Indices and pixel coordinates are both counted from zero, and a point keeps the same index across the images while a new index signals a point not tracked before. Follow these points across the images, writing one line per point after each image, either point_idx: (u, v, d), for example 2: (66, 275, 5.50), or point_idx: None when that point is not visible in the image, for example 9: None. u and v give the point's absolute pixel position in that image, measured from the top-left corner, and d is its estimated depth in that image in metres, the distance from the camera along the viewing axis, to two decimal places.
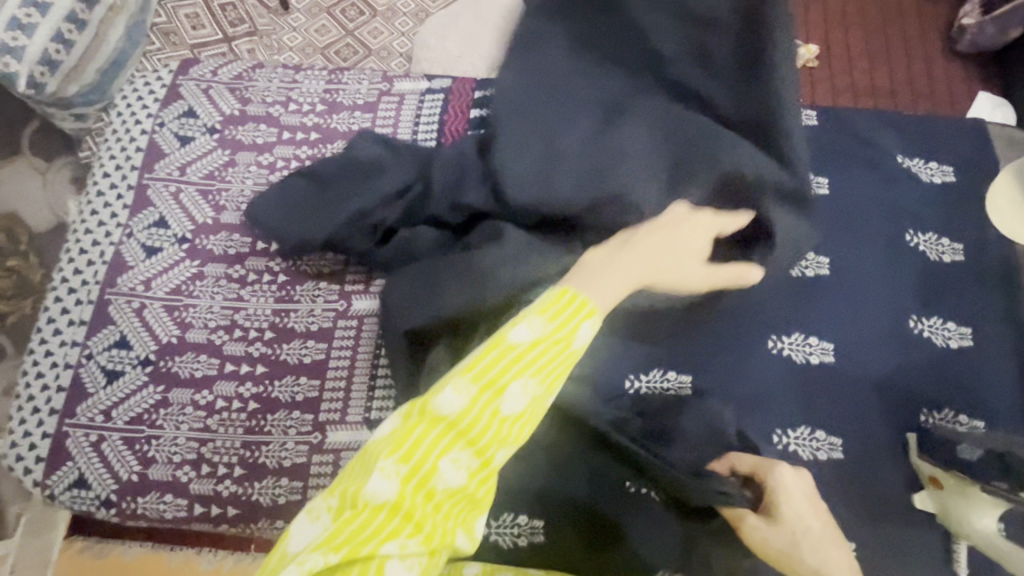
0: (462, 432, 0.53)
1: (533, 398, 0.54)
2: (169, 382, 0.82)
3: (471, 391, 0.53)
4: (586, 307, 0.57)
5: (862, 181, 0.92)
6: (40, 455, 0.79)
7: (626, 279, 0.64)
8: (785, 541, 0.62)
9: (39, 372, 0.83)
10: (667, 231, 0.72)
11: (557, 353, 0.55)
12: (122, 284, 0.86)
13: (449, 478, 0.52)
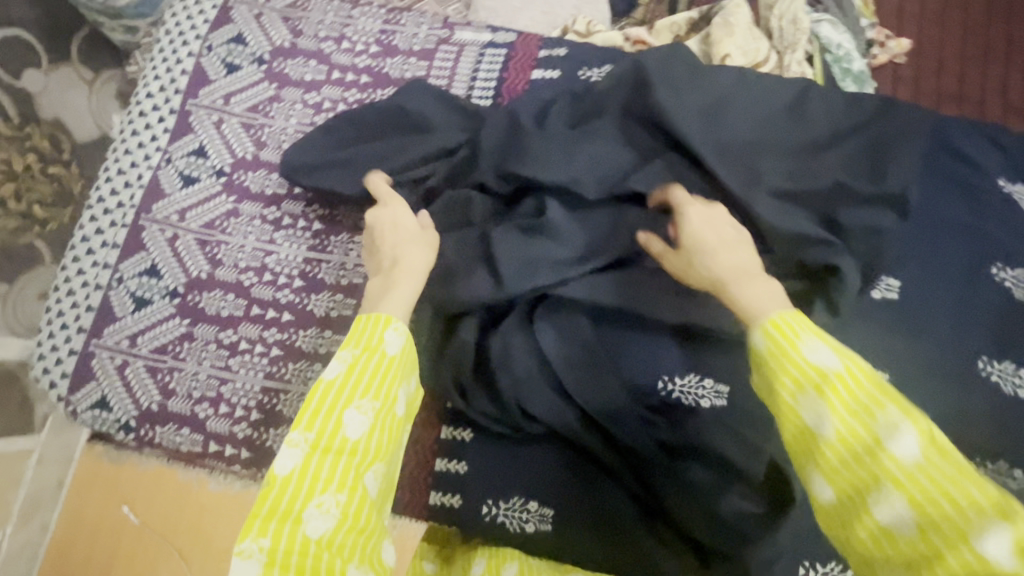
0: (315, 477, 0.54)
1: (374, 411, 0.58)
2: (196, 317, 0.81)
3: (308, 437, 0.55)
4: (385, 319, 0.62)
5: (951, 201, 0.83)
6: (65, 372, 0.80)
7: (405, 294, 0.66)
8: (685, 262, 0.64)
9: (69, 289, 0.82)
10: (382, 237, 0.72)
11: (377, 365, 0.59)
12: (156, 211, 0.84)
13: (319, 525, 0.52)
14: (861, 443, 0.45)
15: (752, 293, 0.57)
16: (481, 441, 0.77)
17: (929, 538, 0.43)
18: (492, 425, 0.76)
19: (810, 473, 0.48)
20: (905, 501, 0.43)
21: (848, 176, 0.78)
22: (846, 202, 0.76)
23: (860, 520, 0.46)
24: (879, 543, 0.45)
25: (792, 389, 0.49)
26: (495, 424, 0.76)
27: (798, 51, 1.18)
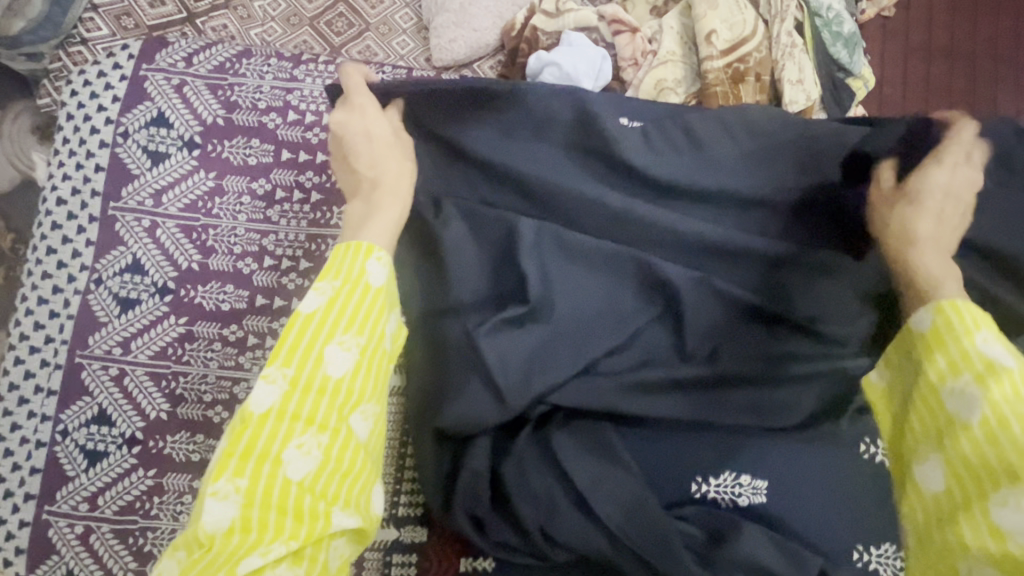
0: (296, 417, 0.44)
1: (360, 347, 0.48)
2: (162, 466, 0.70)
3: (287, 373, 0.45)
4: (366, 247, 0.51)
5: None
6: (18, 548, 0.69)
7: (390, 218, 0.56)
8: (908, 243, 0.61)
9: (7, 449, 0.71)
10: (359, 148, 0.62)
11: (362, 299, 0.49)
12: (94, 345, 0.71)
13: (299, 467, 0.43)
14: (1009, 427, 0.40)
15: (922, 257, 0.59)
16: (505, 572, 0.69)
17: (1000, 423, 0.41)
18: (513, 558, 0.68)
19: (923, 448, 0.46)
20: (983, 396, 0.42)
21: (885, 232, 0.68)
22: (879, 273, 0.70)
23: (962, 506, 0.42)
24: (931, 416, 0.45)
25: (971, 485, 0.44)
26: (517, 556, 0.67)
27: (788, 20, 1.03)
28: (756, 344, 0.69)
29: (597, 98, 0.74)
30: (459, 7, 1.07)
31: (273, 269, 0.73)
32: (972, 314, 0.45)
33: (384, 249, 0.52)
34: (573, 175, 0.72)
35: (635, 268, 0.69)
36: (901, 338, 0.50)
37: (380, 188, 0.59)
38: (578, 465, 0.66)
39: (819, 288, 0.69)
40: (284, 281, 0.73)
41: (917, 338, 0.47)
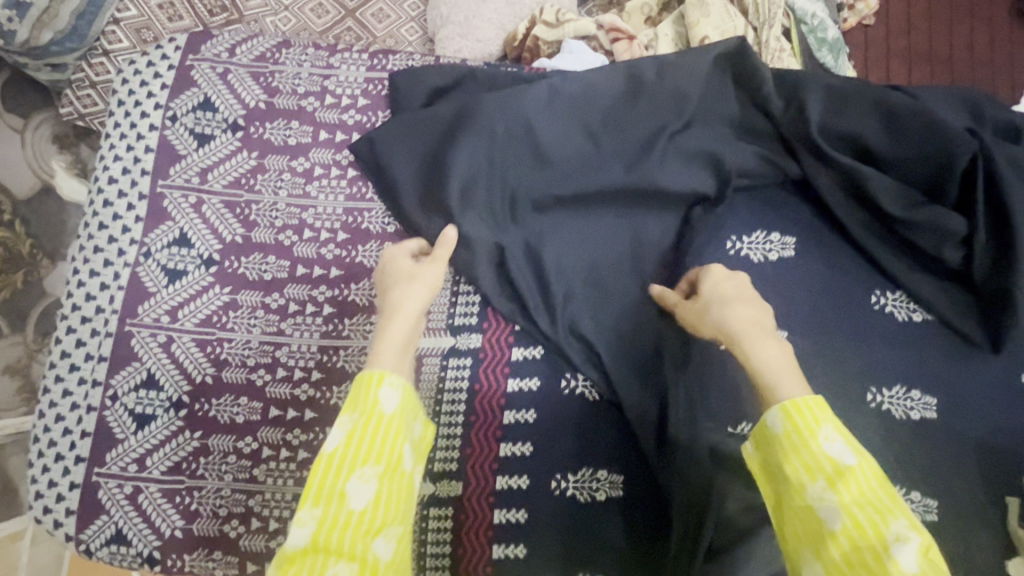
0: (356, 443, 0.50)
1: (404, 386, 0.53)
2: (208, 428, 0.74)
3: (316, 513, 0.47)
4: (378, 374, 0.53)
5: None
6: (69, 509, 0.72)
7: (411, 306, 0.61)
8: (700, 307, 0.64)
9: (58, 415, 0.74)
10: (387, 280, 0.65)
11: (324, 481, 0.48)
12: (143, 314, 0.75)
13: (335, 443, 0.50)
14: (868, 541, 0.43)
15: (760, 347, 0.54)
16: (538, 521, 0.73)
17: (859, 531, 0.43)
18: (545, 500, 0.73)
19: (803, 553, 0.46)
20: (838, 500, 0.45)
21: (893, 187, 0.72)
22: (877, 230, 0.76)
23: (828, 541, 0.44)
24: (803, 525, 0.46)
25: (801, 473, 0.47)
26: (550, 498, 0.73)
27: (776, 26, 1.10)
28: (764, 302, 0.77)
29: (612, 78, 0.79)
30: (464, 19, 1.14)
31: (313, 241, 0.78)
32: (814, 411, 0.48)
33: (395, 372, 0.54)
34: (588, 149, 0.78)
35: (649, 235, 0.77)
36: (764, 447, 0.51)
37: (401, 305, 0.60)
38: (607, 406, 0.75)
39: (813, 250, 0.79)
40: (323, 252, 0.78)
41: (774, 441, 0.49)
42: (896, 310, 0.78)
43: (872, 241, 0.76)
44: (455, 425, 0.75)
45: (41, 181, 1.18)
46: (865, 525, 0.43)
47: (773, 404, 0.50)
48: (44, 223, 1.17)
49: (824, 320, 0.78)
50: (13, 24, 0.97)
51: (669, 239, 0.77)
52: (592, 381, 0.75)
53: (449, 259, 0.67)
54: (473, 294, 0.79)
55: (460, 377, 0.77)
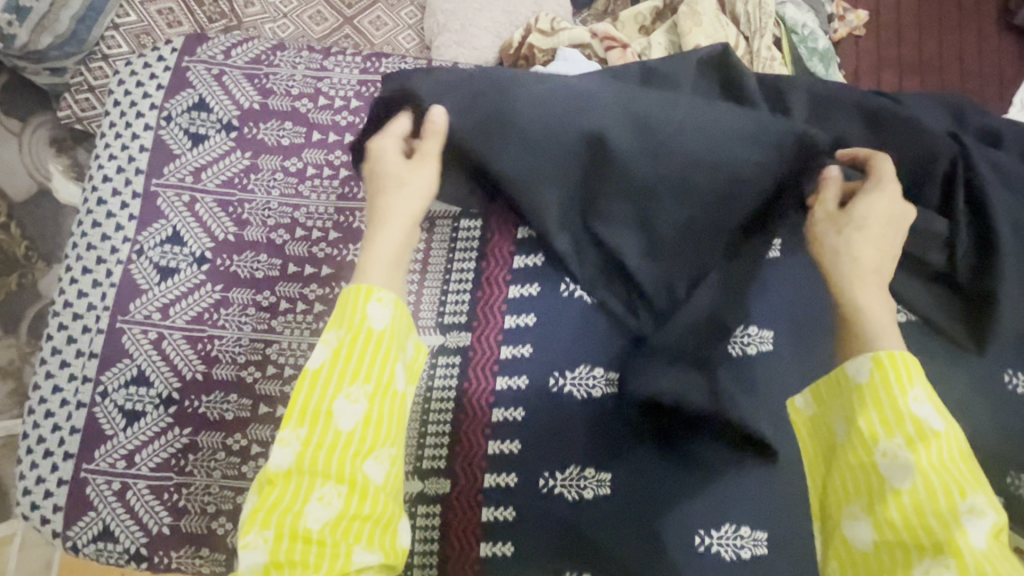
0: (340, 364, 0.54)
1: (392, 303, 0.57)
2: (197, 425, 0.74)
3: (300, 434, 0.52)
4: (366, 291, 0.56)
5: (1006, 204, 0.72)
6: (56, 505, 0.72)
7: (403, 209, 0.69)
8: (843, 225, 0.65)
9: (48, 411, 0.74)
10: (378, 180, 0.71)
11: (309, 397, 0.53)
12: (134, 311, 0.76)
13: (318, 362, 0.54)
14: (936, 517, 0.46)
15: (867, 300, 0.60)
16: (526, 520, 0.73)
17: (929, 496, 0.47)
18: (533, 498, 0.74)
19: (853, 506, 0.51)
20: (914, 459, 0.48)
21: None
22: None
23: (876, 495, 0.49)
24: (863, 478, 0.50)
25: (877, 427, 0.50)
26: (538, 496, 0.74)
27: (767, 36, 1.12)
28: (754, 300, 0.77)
29: (601, 81, 0.80)
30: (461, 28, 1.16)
31: (304, 239, 0.79)
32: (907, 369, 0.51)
33: (384, 290, 0.57)
34: (577, 150, 0.78)
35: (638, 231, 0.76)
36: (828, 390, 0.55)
37: (392, 203, 0.69)
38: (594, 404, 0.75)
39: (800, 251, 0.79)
40: (315, 250, 0.78)
41: (854, 388, 0.53)
42: None
43: None
44: (444, 421, 0.76)
45: (39, 184, 1.19)
46: (937, 490, 0.47)
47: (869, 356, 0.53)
48: (41, 225, 1.18)
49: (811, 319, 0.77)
50: (12, 28, 0.99)
51: (657, 239, 0.78)
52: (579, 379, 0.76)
53: (439, 144, 0.73)
54: (463, 285, 0.82)
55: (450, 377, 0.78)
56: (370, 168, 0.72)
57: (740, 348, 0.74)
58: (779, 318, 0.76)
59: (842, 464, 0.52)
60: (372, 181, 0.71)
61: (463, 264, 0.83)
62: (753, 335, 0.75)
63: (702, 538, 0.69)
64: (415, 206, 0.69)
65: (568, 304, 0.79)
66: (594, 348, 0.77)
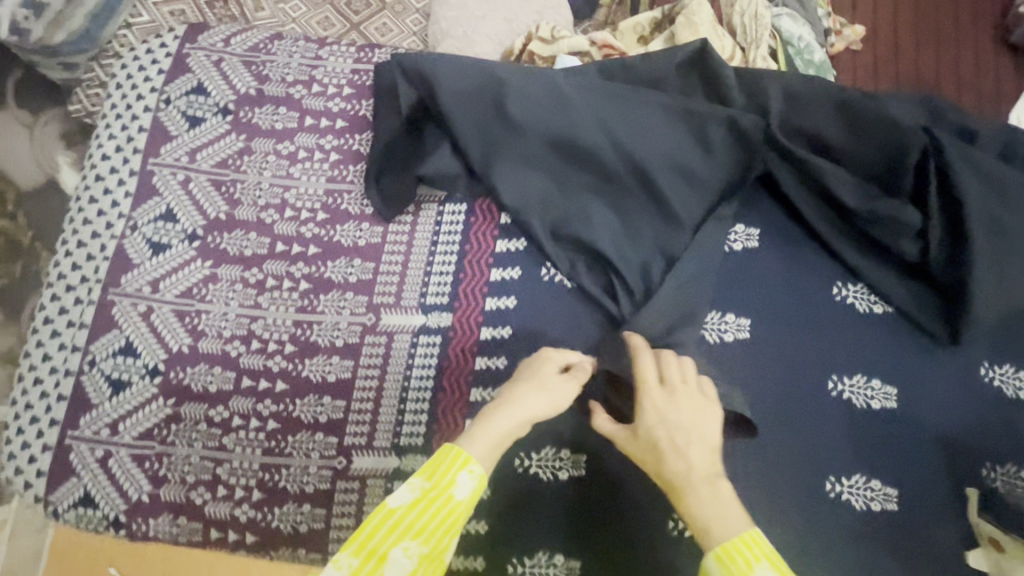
0: (419, 517, 0.53)
1: (481, 475, 0.57)
2: (182, 395, 0.76)
3: (352, 563, 0.50)
4: (463, 457, 0.57)
5: (976, 197, 0.73)
6: (40, 470, 0.73)
7: (526, 406, 0.63)
8: (664, 437, 0.61)
9: (38, 378, 0.76)
10: (524, 369, 0.68)
11: (376, 531, 0.52)
12: (126, 283, 0.78)
13: (400, 498, 0.54)
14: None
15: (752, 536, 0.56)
16: (500, 498, 0.74)
17: None
18: (507, 476, 0.75)
19: None
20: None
21: (851, 180, 0.75)
22: (837, 223, 0.79)
23: None
24: None
25: None
26: (513, 475, 0.75)
27: (759, 44, 1.14)
28: (728, 290, 0.80)
29: (584, 73, 0.82)
30: (462, 34, 1.18)
31: (293, 219, 0.81)
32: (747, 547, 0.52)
33: (480, 463, 0.57)
34: (559, 135, 0.79)
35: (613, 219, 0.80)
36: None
37: (512, 395, 0.65)
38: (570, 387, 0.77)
39: (776, 241, 0.81)
40: (303, 230, 0.81)
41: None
42: (857, 301, 0.79)
43: (832, 233, 0.78)
44: (422, 400, 0.77)
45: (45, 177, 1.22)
46: None
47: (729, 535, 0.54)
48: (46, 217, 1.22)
49: (784, 308, 0.80)
50: (26, 22, 1.01)
51: (636, 227, 0.80)
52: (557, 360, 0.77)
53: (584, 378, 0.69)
54: (445, 274, 0.80)
55: (428, 357, 0.78)
56: (533, 364, 0.69)
57: (717, 336, 0.79)
58: (754, 306, 0.80)
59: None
60: (509, 387, 0.66)
61: (447, 254, 0.81)
62: (730, 323, 0.79)
63: (676, 523, 0.72)
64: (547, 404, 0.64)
65: (548, 288, 0.80)
66: (572, 333, 0.79)
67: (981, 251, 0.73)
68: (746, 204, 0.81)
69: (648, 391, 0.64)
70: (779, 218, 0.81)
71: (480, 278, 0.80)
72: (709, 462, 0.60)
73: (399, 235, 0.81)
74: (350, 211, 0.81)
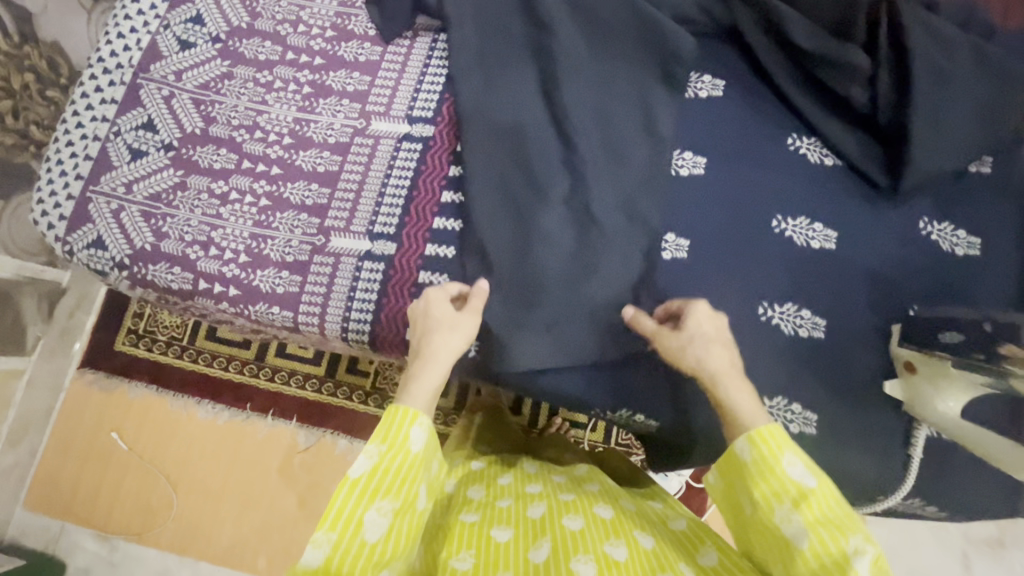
0: (382, 480, 0.59)
1: (430, 431, 0.63)
2: (189, 169, 0.86)
3: (331, 537, 0.55)
4: (411, 413, 0.63)
5: (925, 51, 0.78)
6: (62, 215, 0.84)
7: (444, 351, 0.70)
8: (681, 353, 0.70)
9: (69, 141, 0.86)
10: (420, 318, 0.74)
11: (346, 499, 0.57)
12: (154, 71, 0.89)
13: (360, 467, 0.59)
14: (831, 556, 0.53)
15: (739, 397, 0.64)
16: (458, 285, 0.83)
17: (823, 544, 0.54)
18: (465, 268, 0.83)
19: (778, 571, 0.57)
20: (803, 520, 0.55)
21: (811, 31, 0.81)
22: (798, 76, 0.84)
23: (783, 545, 0.57)
24: (776, 541, 0.57)
25: (767, 491, 0.58)
26: (472, 267, 0.82)
27: None
28: (689, 132, 0.87)
29: None
30: None
31: (305, 34, 0.91)
32: (778, 439, 0.59)
33: (425, 414, 0.63)
34: None
35: (586, 56, 0.86)
36: (732, 470, 0.62)
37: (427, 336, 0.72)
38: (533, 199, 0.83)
39: (739, 95, 0.87)
40: (312, 43, 0.90)
41: (744, 468, 0.60)
42: (809, 152, 0.85)
43: (792, 86, 0.84)
44: (398, 198, 0.85)
45: None
46: (818, 518, 0.55)
47: (743, 435, 0.61)
48: None
49: (739, 153, 0.86)
50: None
51: (608, 63, 0.86)
52: (512, 186, 0.83)
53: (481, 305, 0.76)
54: (432, 93, 0.88)
55: (410, 164, 0.86)
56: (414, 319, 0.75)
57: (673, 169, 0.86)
58: (714, 146, 0.86)
59: (756, 527, 0.60)
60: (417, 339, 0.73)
61: (436, 76, 0.89)
62: (686, 160, 0.86)
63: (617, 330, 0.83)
64: (457, 340, 0.72)
65: (520, 106, 0.85)
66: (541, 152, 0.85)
67: (923, 98, 0.78)
68: (714, 58, 0.89)
69: (662, 335, 0.73)
70: (745, 74, 0.88)
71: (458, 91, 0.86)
72: (724, 362, 0.68)
73: (395, 56, 0.90)
74: (355, 32, 0.91)
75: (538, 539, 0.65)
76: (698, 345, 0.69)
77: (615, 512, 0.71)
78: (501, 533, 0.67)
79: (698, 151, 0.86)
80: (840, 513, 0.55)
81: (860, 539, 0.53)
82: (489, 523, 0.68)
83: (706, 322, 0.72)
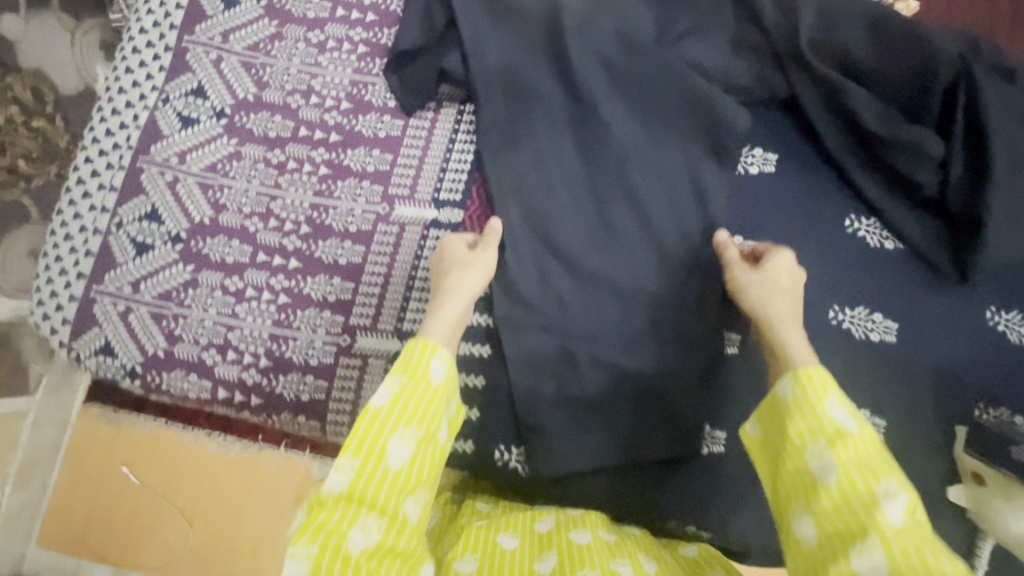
0: (404, 413, 0.54)
1: (452, 360, 0.58)
2: (200, 263, 0.79)
3: (355, 464, 0.51)
4: (432, 345, 0.58)
5: (1003, 133, 0.72)
6: (65, 319, 0.78)
7: (465, 293, 0.67)
8: (751, 283, 0.68)
9: (67, 234, 0.79)
10: (446, 259, 0.71)
11: (367, 430, 0.52)
12: (155, 153, 0.81)
13: (382, 398, 0.54)
14: (859, 495, 0.48)
15: (792, 336, 0.61)
16: (495, 387, 0.78)
17: (852, 487, 0.48)
18: (502, 368, 0.78)
19: (794, 507, 0.51)
20: (836, 458, 0.49)
21: (878, 109, 0.74)
22: (859, 153, 0.78)
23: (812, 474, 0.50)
24: (800, 478, 0.51)
25: (803, 434, 0.52)
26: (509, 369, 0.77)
27: None
28: (739, 213, 0.81)
29: None
30: None
31: (318, 106, 0.83)
32: (823, 381, 0.53)
33: (447, 348, 0.58)
34: (582, 45, 0.78)
35: (628, 132, 0.79)
36: (766, 410, 0.56)
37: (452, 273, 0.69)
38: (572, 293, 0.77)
39: (792, 171, 0.81)
40: (326, 117, 0.82)
41: (782, 407, 0.54)
42: (869, 234, 0.79)
43: (852, 165, 0.78)
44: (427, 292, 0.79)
45: None
46: (864, 458, 0.49)
47: (789, 373, 0.55)
48: None
49: (794, 235, 0.80)
50: None
51: (652, 138, 0.79)
52: (551, 278, 0.77)
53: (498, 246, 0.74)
54: (460, 172, 0.81)
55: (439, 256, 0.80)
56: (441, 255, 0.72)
57: None
58: (766, 229, 0.80)
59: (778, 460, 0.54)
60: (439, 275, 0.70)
61: (463, 153, 0.82)
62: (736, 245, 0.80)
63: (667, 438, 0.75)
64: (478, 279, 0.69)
65: (556, 188, 0.79)
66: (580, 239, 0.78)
67: (1001, 185, 0.71)
68: (765, 132, 0.82)
69: (739, 268, 0.70)
70: (798, 149, 0.81)
71: (486, 172, 0.79)
72: (792, 312, 0.65)
73: (418, 130, 0.83)
74: (373, 103, 0.83)
75: (545, 553, 0.61)
76: (774, 297, 0.66)
77: (619, 535, 0.66)
78: (508, 541, 0.62)
79: (749, 234, 0.80)
80: (881, 459, 0.49)
81: (894, 485, 0.47)
82: (494, 531, 0.64)
83: (787, 271, 0.69)
